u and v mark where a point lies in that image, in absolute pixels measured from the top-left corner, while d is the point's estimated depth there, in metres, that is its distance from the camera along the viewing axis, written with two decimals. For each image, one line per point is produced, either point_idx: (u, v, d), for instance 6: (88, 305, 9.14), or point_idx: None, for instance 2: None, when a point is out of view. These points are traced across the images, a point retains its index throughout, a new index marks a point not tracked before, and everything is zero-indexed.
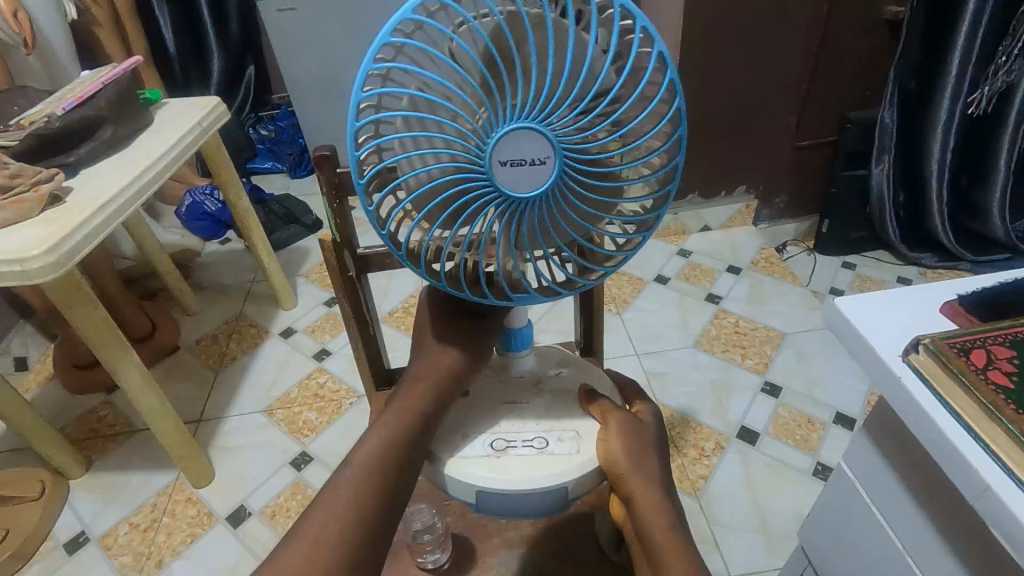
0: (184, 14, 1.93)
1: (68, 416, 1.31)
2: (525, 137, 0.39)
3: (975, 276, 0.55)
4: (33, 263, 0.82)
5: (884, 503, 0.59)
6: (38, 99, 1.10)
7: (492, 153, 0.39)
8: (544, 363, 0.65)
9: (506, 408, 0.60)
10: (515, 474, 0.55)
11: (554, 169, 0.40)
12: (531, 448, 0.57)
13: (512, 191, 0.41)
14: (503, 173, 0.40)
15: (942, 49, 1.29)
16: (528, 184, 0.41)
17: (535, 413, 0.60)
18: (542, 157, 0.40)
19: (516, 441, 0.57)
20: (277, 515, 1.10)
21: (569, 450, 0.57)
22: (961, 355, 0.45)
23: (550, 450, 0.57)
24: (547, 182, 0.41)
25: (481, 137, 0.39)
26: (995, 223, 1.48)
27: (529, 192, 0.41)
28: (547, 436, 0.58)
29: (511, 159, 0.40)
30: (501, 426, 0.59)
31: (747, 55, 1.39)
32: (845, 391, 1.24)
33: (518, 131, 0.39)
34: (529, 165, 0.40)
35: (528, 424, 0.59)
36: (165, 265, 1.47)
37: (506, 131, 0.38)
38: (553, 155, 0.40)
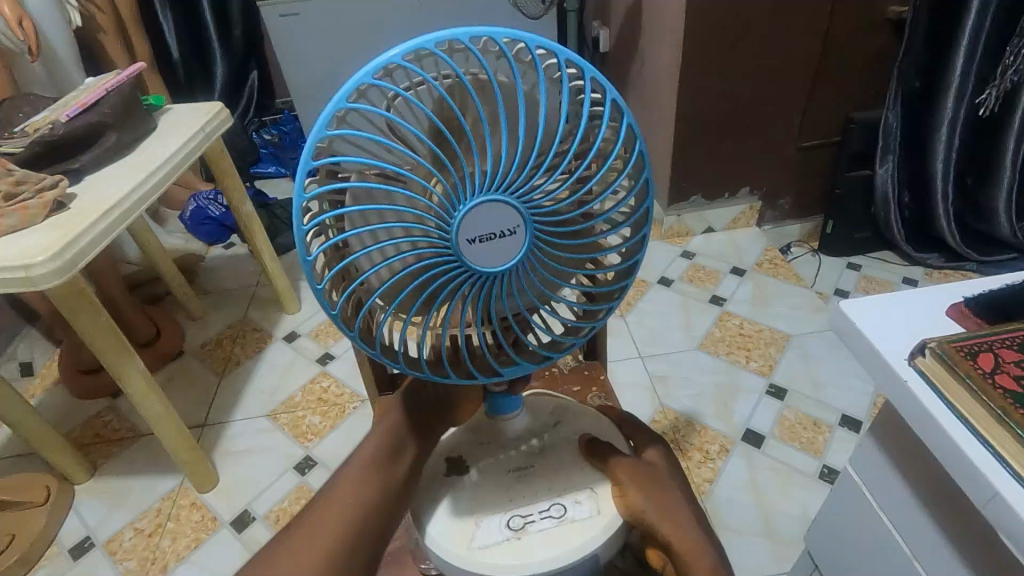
0: (187, 20, 1.94)
1: (74, 420, 1.32)
2: (490, 210, 0.39)
3: (982, 279, 0.54)
4: (37, 269, 0.82)
5: (896, 513, 0.58)
6: (42, 106, 1.10)
7: (459, 231, 0.39)
8: (539, 416, 0.65)
9: (516, 476, 0.60)
10: (544, 550, 0.55)
11: (526, 238, 0.41)
12: (550, 520, 0.57)
13: (479, 266, 0.41)
14: (472, 249, 0.40)
15: (946, 48, 1.28)
16: (500, 257, 0.41)
17: (547, 479, 0.60)
18: (512, 227, 0.40)
19: (534, 515, 0.58)
20: (281, 519, 1.10)
21: (589, 512, 0.57)
22: (968, 359, 0.45)
23: (571, 516, 0.57)
24: (519, 253, 0.41)
25: (444, 216, 0.39)
26: (1001, 223, 1.47)
27: (507, 263, 0.41)
28: (563, 502, 0.58)
29: (478, 235, 0.40)
30: (513, 502, 0.58)
31: (751, 57, 1.39)
32: (851, 393, 1.24)
33: (489, 202, 0.38)
34: (497, 237, 0.40)
35: (540, 493, 0.59)
36: (169, 270, 1.47)
37: (472, 205, 0.38)
38: (523, 224, 0.40)
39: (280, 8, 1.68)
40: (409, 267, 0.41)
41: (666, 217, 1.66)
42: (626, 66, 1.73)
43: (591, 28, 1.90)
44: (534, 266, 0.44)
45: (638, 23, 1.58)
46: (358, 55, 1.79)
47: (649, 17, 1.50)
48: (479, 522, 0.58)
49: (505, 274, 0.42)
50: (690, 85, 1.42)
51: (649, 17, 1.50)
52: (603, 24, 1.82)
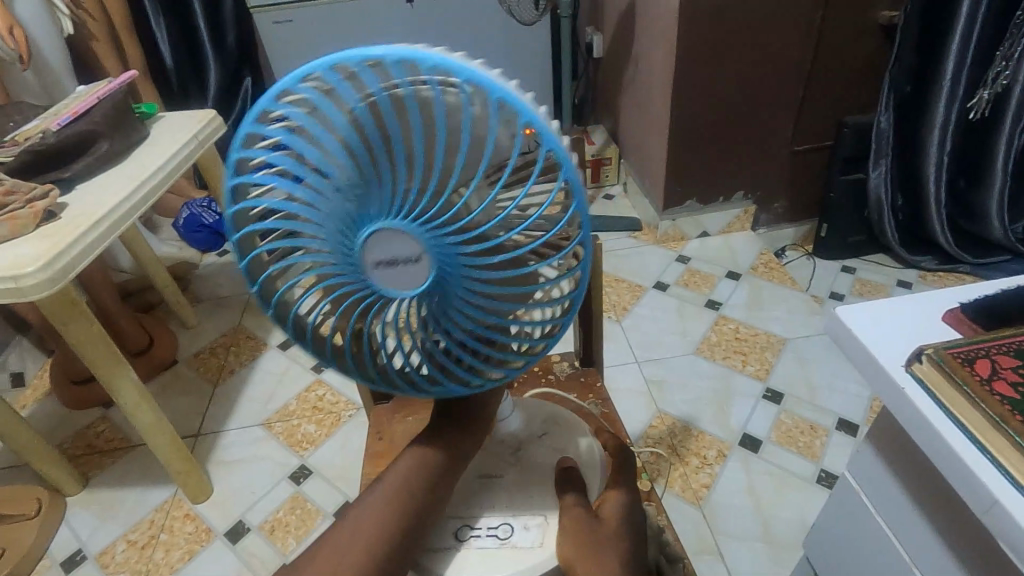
0: (180, 27, 1.93)
1: (66, 432, 1.30)
2: (392, 239, 0.37)
3: (978, 284, 0.54)
4: (27, 280, 0.81)
5: (895, 520, 0.58)
6: (33, 115, 1.09)
7: (361, 254, 0.38)
8: (529, 423, 0.66)
9: (483, 482, 0.61)
10: (476, 568, 0.55)
11: (430, 270, 0.38)
12: (494, 539, 0.57)
13: (387, 289, 0.39)
14: (377, 273, 0.39)
15: (937, 53, 1.30)
16: (407, 284, 0.39)
17: (504, 493, 0.60)
18: (416, 257, 0.38)
19: (479, 531, 0.58)
20: (276, 530, 1.09)
21: (530, 543, 0.56)
22: (965, 365, 0.44)
23: (514, 542, 0.56)
24: (429, 280, 0.39)
25: (348, 234, 0.37)
26: (994, 225, 1.48)
27: (413, 290, 0.39)
28: (513, 525, 0.58)
29: (382, 260, 0.38)
30: (469, 513, 0.59)
31: (744, 62, 1.39)
32: (848, 397, 1.24)
33: (384, 232, 0.37)
34: (402, 266, 0.38)
35: (496, 509, 0.59)
36: (163, 278, 1.46)
37: (370, 233, 0.37)
38: (428, 255, 0.37)
39: (274, 15, 1.68)
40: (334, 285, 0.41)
41: (662, 222, 1.66)
42: (620, 71, 1.73)
43: (586, 34, 1.92)
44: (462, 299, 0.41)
45: (632, 29, 1.59)
46: None
47: (643, 23, 1.51)
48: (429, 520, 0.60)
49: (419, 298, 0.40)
50: (684, 90, 1.42)
51: (643, 22, 1.51)
52: (597, 30, 1.83)
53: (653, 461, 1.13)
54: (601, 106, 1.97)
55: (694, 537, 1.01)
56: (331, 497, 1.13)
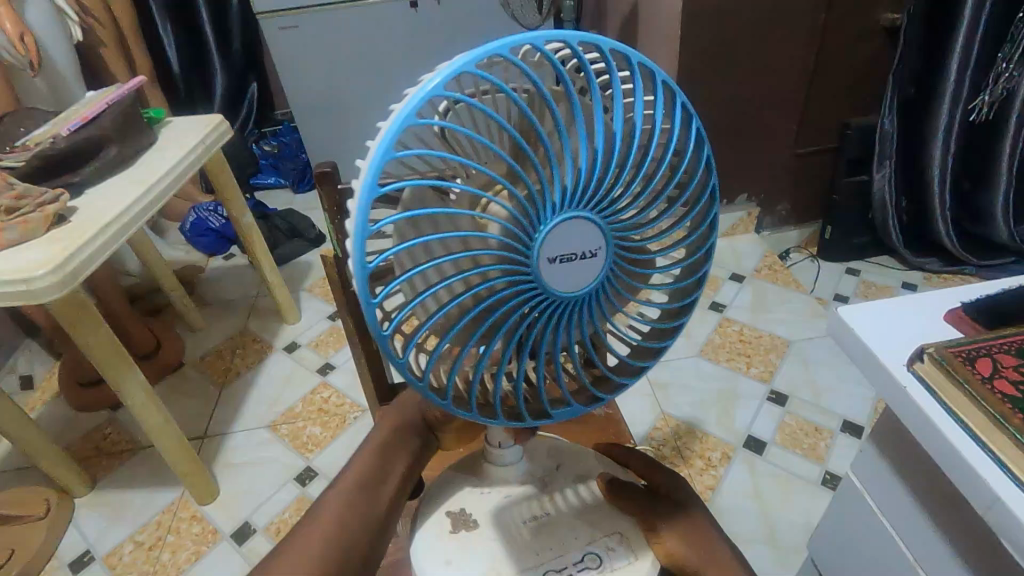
0: (187, 34, 1.96)
1: (74, 433, 1.31)
2: (576, 228, 0.41)
3: (979, 284, 0.54)
4: (37, 282, 0.82)
5: (897, 520, 0.58)
6: (44, 120, 1.11)
7: (541, 251, 0.41)
8: (537, 463, 0.64)
9: (534, 523, 0.59)
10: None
11: (604, 259, 0.43)
12: (587, 571, 0.57)
13: (564, 287, 0.43)
14: (552, 270, 0.42)
15: (940, 55, 1.30)
16: (579, 279, 0.43)
17: (578, 522, 0.60)
18: (592, 250, 0.42)
19: (568, 569, 0.57)
20: (282, 531, 1.09)
21: (626, 559, 0.57)
22: (967, 364, 0.44)
23: (607, 567, 0.57)
24: (601, 269, 0.43)
25: (530, 229, 0.40)
26: (999, 227, 1.47)
27: (586, 284, 0.43)
28: (596, 551, 0.58)
29: (559, 255, 0.41)
30: (547, 555, 0.57)
31: (748, 65, 1.40)
32: (852, 399, 1.23)
33: (571, 218, 0.41)
34: (577, 258, 0.42)
35: (570, 542, 0.58)
36: (170, 282, 1.48)
37: (558, 218, 0.40)
38: (603, 245, 0.43)
39: (279, 20, 1.70)
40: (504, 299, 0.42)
41: None
42: None
43: None
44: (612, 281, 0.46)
45: (635, 32, 1.59)
46: (358, 66, 1.80)
47: (645, 26, 1.52)
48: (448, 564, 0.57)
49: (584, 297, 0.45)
50: (687, 93, 1.43)
51: (646, 25, 1.52)
52: (600, 34, 1.84)
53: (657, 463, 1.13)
54: None
55: None
56: None
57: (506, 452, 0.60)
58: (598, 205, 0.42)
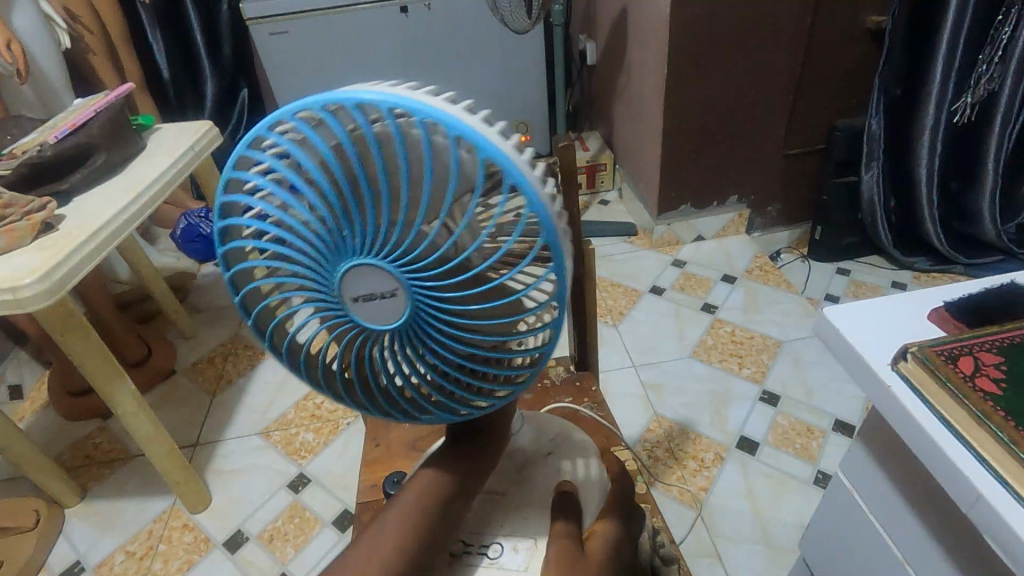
0: (177, 40, 1.95)
1: (63, 443, 1.30)
2: (365, 274, 0.38)
3: (964, 282, 0.55)
4: (24, 291, 0.82)
5: (884, 516, 0.59)
6: (31, 128, 1.10)
7: (341, 293, 0.40)
8: (539, 439, 0.66)
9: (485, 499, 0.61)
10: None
11: (406, 304, 0.40)
12: (484, 557, 0.57)
13: (371, 323, 0.41)
14: (358, 309, 0.40)
15: (925, 56, 1.31)
16: (381, 317, 0.40)
17: (506, 510, 0.60)
18: (390, 291, 0.39)
19: (473, 546, 0.57)
20: (274, 539, 1.09)
21: (520, 565, 0.56)
22: (949, 362, 0.45)
23: (502, 562, 0.56)
24: (405, 313, 0.40)
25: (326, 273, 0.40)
26: (987, 226, 1.49)
27: (391, 323, 0.41)
28: (503, 545, 0.57)
29: (362, 295, 0.39)
30: (464, 529, 0.59)
31: (736, 68, 1.41)
32: (844, 399, 1.24)
33: (360, 267, 0.38)
34: (380, 298, 0.39)
35: (490, 526, 0.59)
36: (161, 288, 1.47)
37: (348, 268, 0.38)
38: (402, 289, 0.39)
39: (269, 26, 1.69)
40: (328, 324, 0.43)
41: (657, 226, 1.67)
42: (613, 78, 1.75)
43: (578, 42, 1.93)
44: (431, 335, 0.42)
45: (623, 36, 1.60)
46: (348, 71, 1.80)
47: (634, 30, 1.53)
48: None
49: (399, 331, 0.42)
50: (676, 96, 1.43)
51: (634, 29, 1.53)
52: (590, 38, 1.85)
53: (651, 465, 1.13)
54: (595, 113, 1.99)
55: (691, 540, 1.02)
56: (330, 505, 1.13)
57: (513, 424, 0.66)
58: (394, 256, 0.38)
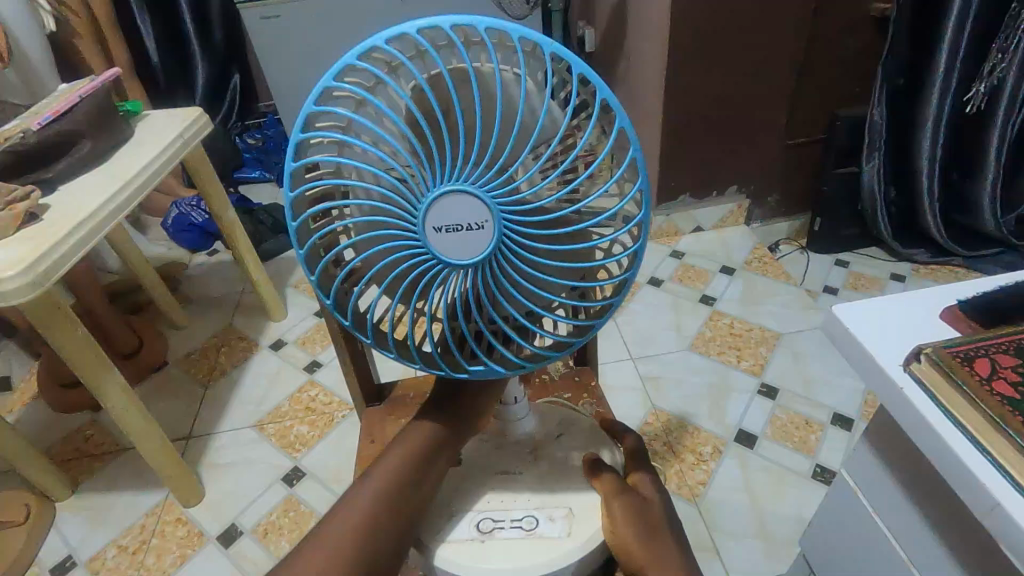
0: (166, 23, 1.91)
1: (54, 436, 1.29)
2: (457, 202, 0.39)
3: (977, 281, 0.53)
4: (7, 284, 0.79)
5: (890, 516, 0.58)
6: (14, 114, 1.07)
7: (425, 219, 0.39)
8: (546, 425, 0.69)
9: (500, 479, 0.63)
10: (502, 558, 0.57)
11: (493, 233, 0.40)
12: (518, 529, 0.59)
13: (452, 257, 0.41)
14: (438, 238, 0.40)
15: (930, 44, 1.29)
16: (467, 250, 0.41)
17: (529, 485, 0.63)
18: (479, 222, 0.40)
19: (505, 522, 0.60)
20: (269, 533, 1.08)
21: (555, 534, 0.59)
22: (965, 365, 0.43)
23: (539, 531, 0.59)
24: (491, 243, 0.40)
25: (413, 200, 0.39)
26: (987, 217, 1.48)
27: (473, 257, 0.41)
28: (537, 515, 0.60)
29: (445, 225, 0.40)
30: (491, 505, 0.61)
31: (739, 56, 1.38)
32: (843, 392, 1.23)
33: (451, 194, 0.38)
34: (463, 230, 0.40)
35: (519, 500, 0.62)
36: (151, 279, 1.44)
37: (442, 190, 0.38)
38: (491, 220, 0.39)
39: (260, 10, 1.66)
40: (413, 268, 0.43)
41: (655, 217, 1.65)
42: (612, 65, 1.72)
43: (578, 29, 1.90)
44: (511, 268, 0.43)
45: (623, 22, 1.57)
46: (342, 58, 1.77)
47: (634, 16, 1.50)
48: (477, 530, 0.60)
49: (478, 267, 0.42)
50: (676, 84, 1.41)
51: (634, 15, 1.50)
52: (589, 24, 1.82)
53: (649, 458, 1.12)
54: None
55: (690, 535, 1.01)
56: (325, 499, 1.12)
57: (517, 408, 0.65)
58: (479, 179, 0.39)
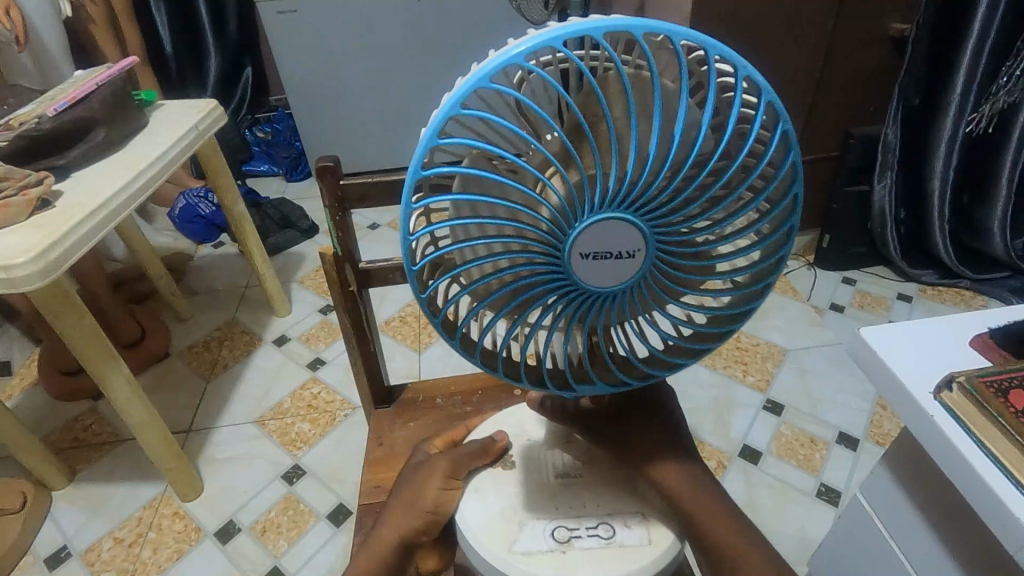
0: (182, 14, 1.91)
1: (52, 424, 1.27)
2: (613, 229, 0.35)
3: (1002, 309, 0.53)
4: (18, 271, 0.79)
5: (905, 539, 0.57)
6: (29, 99, 1.06)
7: (572, 247, 0.35)
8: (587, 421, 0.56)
9: (561, 484, 0.51)
10: (586, 571, 0.46)
11: (643, 263, 0.36)
12: (597, 539, 0.48)
13: (594, 285, 0.37)
14: (583, 266, 0.36)
15: (948, 64, 1.29)
16: (611, 278, 0.37)
17: (594, 491, 0.51)
18: (631, 250, 0.36)
19: (579, 530, 0.49)
20: (267, 531, 1.07)
21: (639, 541, 0.48)
22: (999, 395, 0.43)
23: (620, 541, 0.48)
24: (636, 275, 0.37)
25: (564, 223, 0.35)
26: (996, 241, 1.47)
27: (616, 285, 0.37)
28: (613, 523, 0.49)
29: (593, 251, 0.36)
30: (560, 512, 0.50)
31: (756, 69, 1.38)
32: (849, 411, 1.23)
33: (607, 221, 0.35)
34: (614, 258, 0.36)
35: (589, 508, 0.50)
36: (156, 269, 1.43)
37: (592, 221, 0.34)
38: (643, 249, 0.36)
39: (278, 5, 1.66)
40: (536, 286, 0.38)
41: None
42: None
43: None
44: (643, 292, 0.39)
45: None
46: (357, 56, 1.76)
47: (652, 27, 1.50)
48: (551, 539, 0.48)
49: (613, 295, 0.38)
50: None
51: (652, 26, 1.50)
52: None
53: None
54: None
55: None
56: (325, 498, 1.11)
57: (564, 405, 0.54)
58: (644, 208, 0.35)
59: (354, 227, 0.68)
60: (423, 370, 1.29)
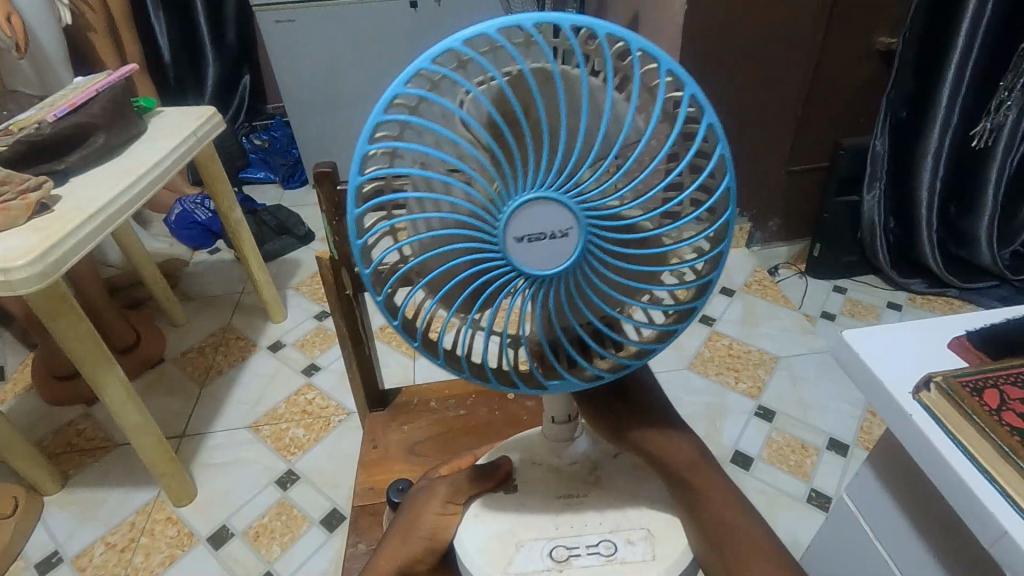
0: (180, 22, 1.93)
1: (45, 429, 1.27)
2: (544, 209, 0.36)
3: (983, 312, 0.54)
4: (16, 273, 0.79)
5: (890, 540, 0.58)
6: (28, 105, 1.07)
7: (507, 227, 0.36)
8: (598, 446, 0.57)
9: (563, 502, 0.53)
10: None
11: (578, 241, 0.37)
12: (597, 556, 0.49)
13: (533, 266, 0.37)
14: (520, 248, 0.36)
15: (934, 76, 1.32)
16: (552, 260, 0.37)
17: (598, 509, 0.52)
18: (565, 229, 0.36)
19: (579, 548, 0.50)
20: (260, 536, 1.07)
21: (643, 556, 0.49)
22: (974, 395, 0.44)
23: (620, 557, 0.49)
24: (573, 254, 0.37)
25: (497, 206, 0.36)
26: (983, 251, 1.50)
27: (556, 267, 0.37)
28: (614, 539, 0.50)
29: (529, 234, 0.36)
30: (560, 530, 0.51)
31: (747, 82, 1.40)
32: (839, 418, 1.24)
33: (539, 202, 0.35)
34: (550, 238, 0.36)
35: (590, 524, 0.51)
36: (152, 275, 1.44)
37: (525, 200, 0.35)
38: (576, 226, 0.36)
39: (276, 14, 1.68)
40: (483, 274, 0.38)
41: None
42: None
43: None
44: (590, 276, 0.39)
45: None
46: (354, 65, 1.78)
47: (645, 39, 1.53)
48: (549, 557, 0.50)
49: (557, 278, 0.38)
50: None
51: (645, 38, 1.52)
52: None
53: None
54: None
55: None
56: (318, 503, 1.11)
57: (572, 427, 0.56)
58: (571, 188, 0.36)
59: (351, 231, 0.69)
60: (418, 375, 1.30)
